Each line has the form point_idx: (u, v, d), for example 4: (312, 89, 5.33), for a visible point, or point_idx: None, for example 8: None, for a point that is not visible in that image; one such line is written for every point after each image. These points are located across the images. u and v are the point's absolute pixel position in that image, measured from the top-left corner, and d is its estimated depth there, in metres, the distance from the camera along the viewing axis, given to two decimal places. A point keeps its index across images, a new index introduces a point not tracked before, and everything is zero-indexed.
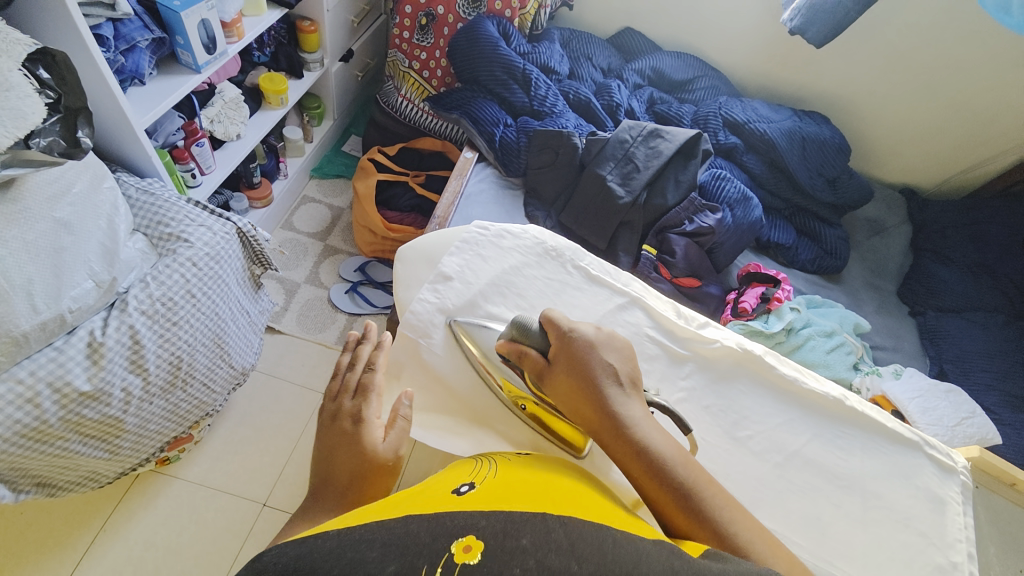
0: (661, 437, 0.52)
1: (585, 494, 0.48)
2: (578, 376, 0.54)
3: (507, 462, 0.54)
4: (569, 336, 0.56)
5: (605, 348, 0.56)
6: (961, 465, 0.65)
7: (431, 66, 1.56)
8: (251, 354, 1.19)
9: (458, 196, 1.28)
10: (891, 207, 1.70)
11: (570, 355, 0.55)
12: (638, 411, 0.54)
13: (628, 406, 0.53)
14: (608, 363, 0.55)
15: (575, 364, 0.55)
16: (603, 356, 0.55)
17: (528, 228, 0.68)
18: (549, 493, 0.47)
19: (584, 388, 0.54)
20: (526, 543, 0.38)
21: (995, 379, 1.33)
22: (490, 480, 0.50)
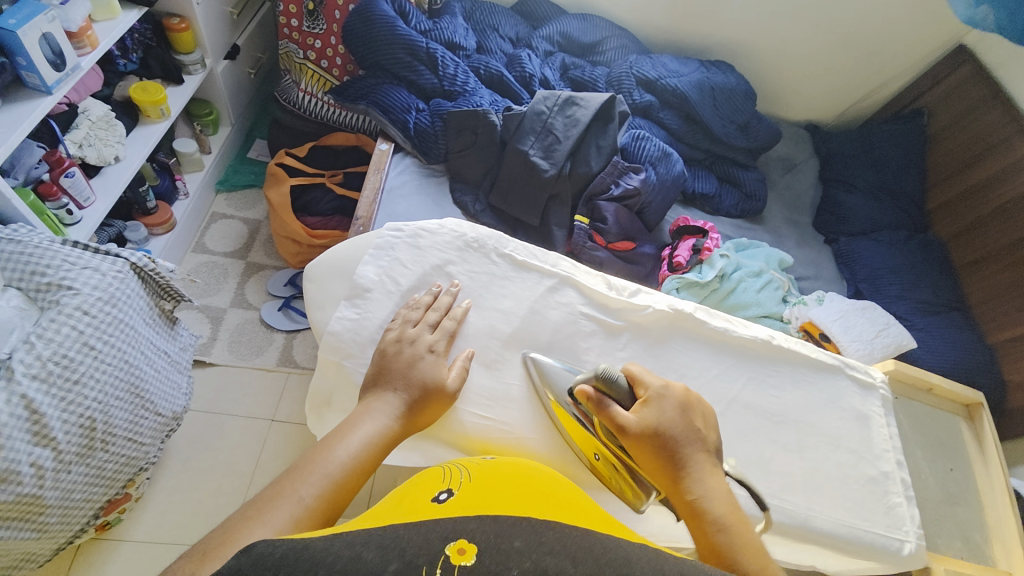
0: (734, 523, 0.47)
1: (581, 504, 0.45)
2: (657, 440, 0.51)
3: (480, 465, 0.49)
4: (658, 393, 0.53)
5: (695, 412, 0.54)
6: (879, 380, 0.71)
7: (328, 54, 1.45)
8: (181, 395, 1.09)
9: (379, 191, 1.21)
10: (799, 144, 1.81)
11: (653, 415, 0.52)
12: (720, 490, 0.49)
13: (705, 477, 0.50)
14: (697, 427, 0.52)
15: (659, 425, 0.51)
16: (691, 419, 0.52)
17: (445, 221, 0.64)
18: (535, 499, 0.43)
19: (664, 454, 0.50)
20: (519, 545, 0.35)
21: (903, 290, 1.47)
22: (469, 483, 0.45)
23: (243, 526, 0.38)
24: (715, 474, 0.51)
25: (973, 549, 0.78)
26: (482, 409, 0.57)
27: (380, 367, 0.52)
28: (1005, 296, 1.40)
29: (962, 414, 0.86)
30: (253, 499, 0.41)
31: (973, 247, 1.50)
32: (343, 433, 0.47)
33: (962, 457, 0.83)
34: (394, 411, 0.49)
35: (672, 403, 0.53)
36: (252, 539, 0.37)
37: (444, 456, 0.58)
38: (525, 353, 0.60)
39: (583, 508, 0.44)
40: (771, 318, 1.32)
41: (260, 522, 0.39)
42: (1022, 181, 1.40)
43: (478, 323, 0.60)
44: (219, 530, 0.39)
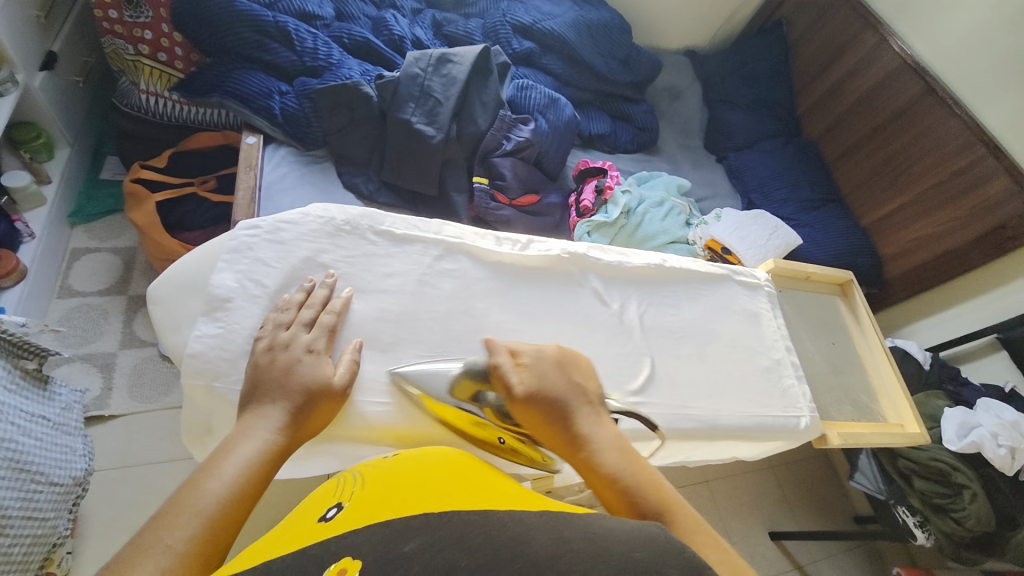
0: (631, 467, 0.49)
1: (479, 485, 0.47)
2: (549, 409, 0.52)
3: (376, 468, 0.50)
4: (535, 359, 0.54)
5: (571, 367, 0.55)
6: (762, 279, 0.79)
7: (166, 46, 1.24)
8: (80, 457, 0.96)
9: (257, 189, 1.08)
10: (681, 70, 1.87)
11: (534, 381, 0.52)
12: (613, 440, 0.52)
13: (596, 432, 0.52)
14: (576, 383, 0.54)
15: (543, 390, 0.52)
16: (568, 375, 0.54)
17: (308, 209, 0.58)
18: (425, 488, 0.45)
19: (552, 412, 0.52)
20: (411, 548, 0.35)
21: (787, 193, 1.62)
22: (361, 492, 0.46)
23: None
24: (605, 424, 0.53)
25: (861, 408, 0.87)
26: (384, 397, 0.54)
27: (254, 381, 0.48)
28: (870, 180, 1.57)
29: (837, 293, 0.96)
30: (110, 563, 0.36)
31: (841, 142, 1.66)
32: (216, 463, 0.43)
33: (840, 332, 0.93)
34: (277, 423, 0.46)
35: (548, 363, 0.54)
36: None
37: (357, 452, 0.55)
38: (422, 330, 0.58)
39: (483, 488, 0.46)
40: (678, 243, 1.41)
41: None
42: (872, 74, 1.56)
43: (366, 309, 0.56)
44: None
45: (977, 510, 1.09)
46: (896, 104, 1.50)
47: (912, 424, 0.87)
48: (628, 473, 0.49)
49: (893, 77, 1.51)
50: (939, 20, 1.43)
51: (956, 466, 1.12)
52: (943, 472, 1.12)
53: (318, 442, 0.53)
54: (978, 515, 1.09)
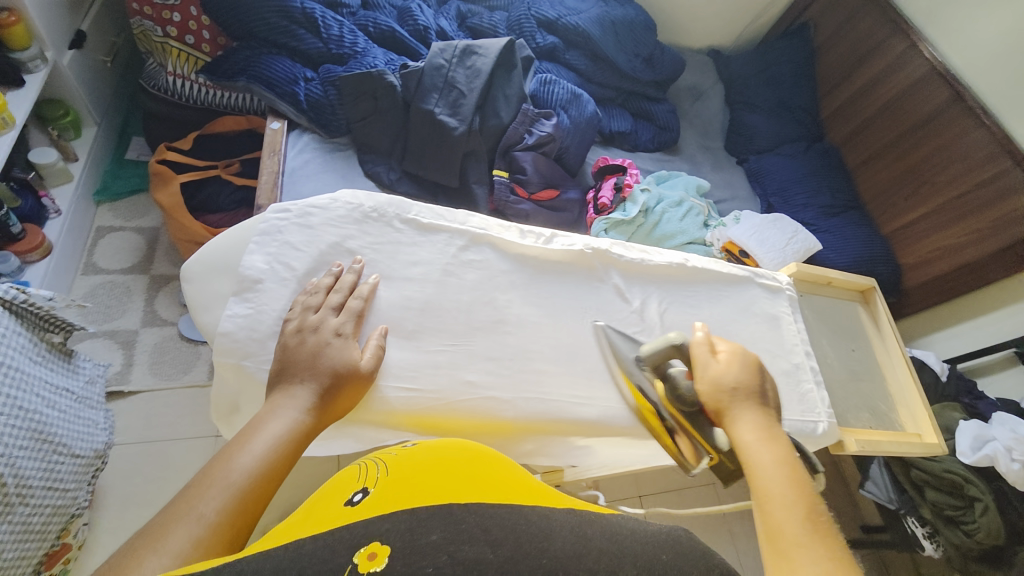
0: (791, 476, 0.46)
1: (500, 479, 0.47)
2: (731, 397, 0.52)
3: (397, 457, 0.51)
4: (732, 354, 0.55)
5: (762, 374, 0.55)
6: (785, 283, 0.78)
7: (193, 28, 1.25)
8: (101, 431, 1.00)
9: (280, 174, 1.10)
10: (703, 70, 1.87)
11: (726, 368, 0.54)
12: (779, 448, 0.49)
13: (764, 430, 0.50)
14: (762, 387, 0.54)
15: (729, 379, 0.53)
16: (758, 379, 0.54)
17: (337, 194, 0.58)
18: (446, 479, 0.45)
19: (730, 400, 0.52)
20: (436, 538, 0.36)
21: (808, 198, 1.60)
22: (386, 480, 0.47)
23: (133, 560, 0.34)
24: (778, 431, 0.51)
25: (879, 416, 0.86)
26: (406, 383, 0.54)
27: (282, 362, 0.49)
28: (893, 187, 1.55)
29: (858, 300, 0.95)
30: (144, 529, 0.37)
31: (864, 147, 1.64)
32: (246, 439, 0.44)
33: (860, 339, 0.92)
34: (305, 403, 0.47)
35: (740, 360, 0.55)
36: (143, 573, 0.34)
37: (377, 436, 0.56)
38: (445, 319, 0.58)
39: (503, 482, 0.47)
40: (695, 244, 1.41)
41: (153, 552, 0.35)
42: (900, 79, 1.53)
43: (391, 296, 0.57)
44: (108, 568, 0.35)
45: (988, 523, 1.08)
46: (922, 111, 1.48)
47: (930, 434, 0.86)
48: (783, 478, 0.46)
49: (919, 84, 1.48)
50: (970, 26, 1.39)
51: (968, 479, 1.10)
52: (956, 484, 1.11)
53: (341, 423, 0.54)
54: (988, 529, 1.08)
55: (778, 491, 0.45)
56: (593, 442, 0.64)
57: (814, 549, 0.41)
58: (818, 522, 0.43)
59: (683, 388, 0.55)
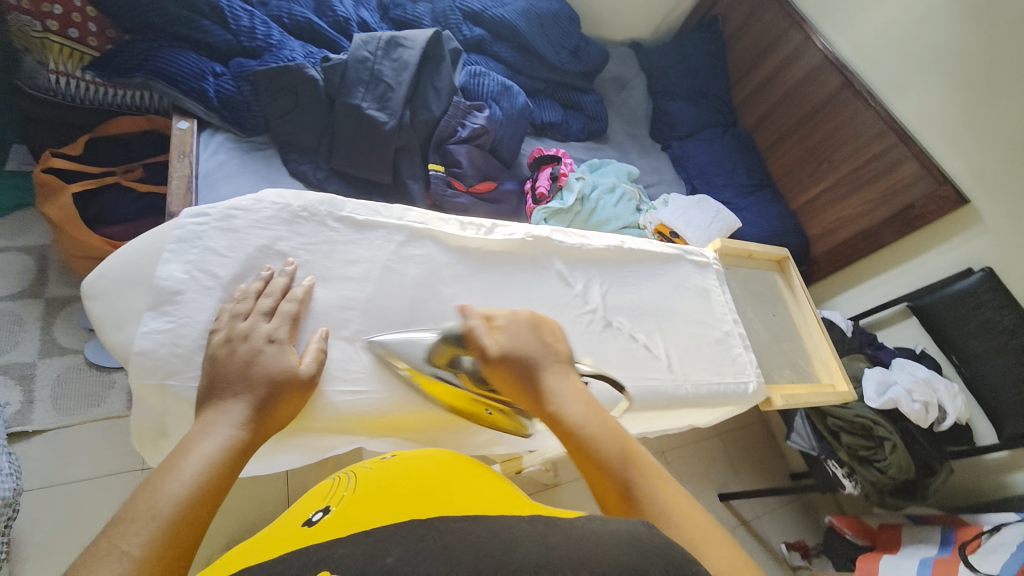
0: (598, 424, 0.48)
1: (461, 484, 0.52)
2: (522, 368, 0.51)
3: (367, 474, 0.57)
4: (508, 322, 0.53)
5: (543, 330, 0.54)
6: (711, 258, 0.84)
7: (77, 21, 1.10)
8: (7, 477, 0.91)
9: (192, 177, 1.01)
10: (627, 61, 1.95)
11: (508, 342, 0.51)
12: (579, 397, 0.50)
13: (564, 389, 0.50)
14: (546, 344, 0.53)
15: (514, 350, 0.51)
16: (542, 336, 0.53)
17: (261, 194, 0.55)
18: (404, 491, 0.50)
19: (523, 374, 0.51)
20: (393, 560, 0.35)
21: (726, 179, 1.74)
22: (346, 500, 0.52)
23: None
24: (574, 382, 0.52)
25: (799, 371, 0.94)
26: (353, 386, 0.52)
27: (212, 377, 0.45)
28: (798, 166, 1.72)
29: (775, 269, 1.03)
30: None
31: (771, 131, 1.80)
32: (174, 463, 0.40)
33: (778, 304, 1.00)
34: (241, 417, 0.44)
35: (522, 326, 0.53)
36: None
37: (325, 443, 0.54)
38: (390, 316, 0.56)
39: (462, 485, 0.52)
40: (630, 228, 1.48)
41: None
42: (799, 67, 1.69)
43: (330, 297, 0.54)
44: None
45: (897, 458, 1.23)
46: (820, 95, 1.63)
47: (842, 383, 0.94)
48: (592, 428, 0.48)
49: (815, 72, 1.64)
50: (857, 18, 1.56)
51: (876, 421, 1.25)
52: (867, 427, 1.26)
53: (286, 434, 0.51)
54: (898, 463, 1.23)
55: (595, 448, 0.47)
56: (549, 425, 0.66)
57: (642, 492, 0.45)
58: (630, 456, 0.47)
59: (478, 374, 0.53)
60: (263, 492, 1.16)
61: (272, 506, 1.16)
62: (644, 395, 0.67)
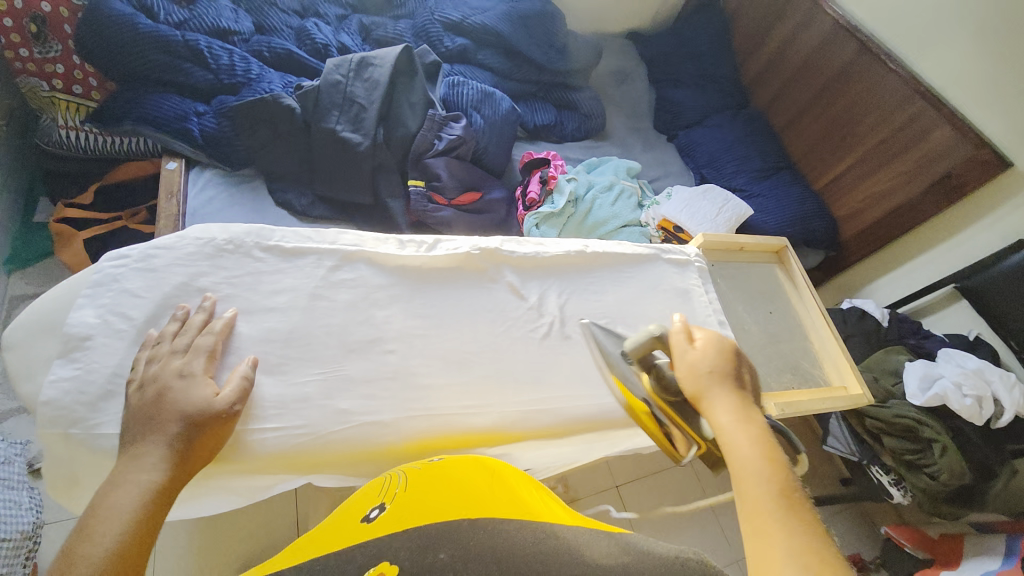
0: (765, 456, 0.47)
1: (478, 487, 0.52)
2: (711, 383, 0.52)
3: (417, 469, 0.56)
4: (710, 340, 0.56)
5: (738, 359, 0.55)
6: (691, 255, 0.77)
7: (79, 77, 1.16)
8: (28, 510, 0.94)
9: (181, 216, 1.05)
10: (625, 53, 1.88)
11: (707, 355, 0.54)
12: (756, 430, 0.49)
13: (740, 416, 0.50)
14: (738, 371, 0.54)
15: (708, 364, 0.53)
16: (736, 364, 0.54)
17: (186, 231, 0.56)
18: (456, 488, 0.50)
19: (713, 386, 0.52)
20: (445, 557, 0.39)
21: (738, 165, 1.62)
22: (401, 494, 0.51)
23: None
24: (754, 413, 0.51)
25: (803, 375, 0.84)
26: (270, 423, 0.52)
27: (128, 421, 0.46)
28: (818, 143, 1.58)
29: (773, 260, 0.93)
30: None
31: (786, 109, 1.68)
32: (93, 518, 0.41)
33: (778, 299, 0.91)
34: (159, 459, 0.45)
35: (720, 349, 0.55)
36: None
37: (247, 484, 0.54)
38: (315, 346, 0.56)
39: (499, 487, 0.52)
40: (631, 227, 1.41)
41: None
42: (811, 36, 1.56)
43: (252, 330, 0.54)
44: None
45: (949, 463, 1.07)
46: (835, 64, 1.50)
47: (855, 385, 0.83)
48: (759, 459, 0.47)
49: (828, 41, 1.50)
50: None
51: (921, 420, 1.11)
52: (909, 428, 1.11)
53: (203, 476, 0.52)
54: (950, 469, 1.07)
55: (752, 474, 0.46)
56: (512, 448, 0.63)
57: (791, 531, 0.42)
58: (789, 500, 0.44)
59: (668, 379, 0.55)
60: (273, 514, 1.18)
61: (283, 529, 1.17)
62: (604, 414, 0.63)
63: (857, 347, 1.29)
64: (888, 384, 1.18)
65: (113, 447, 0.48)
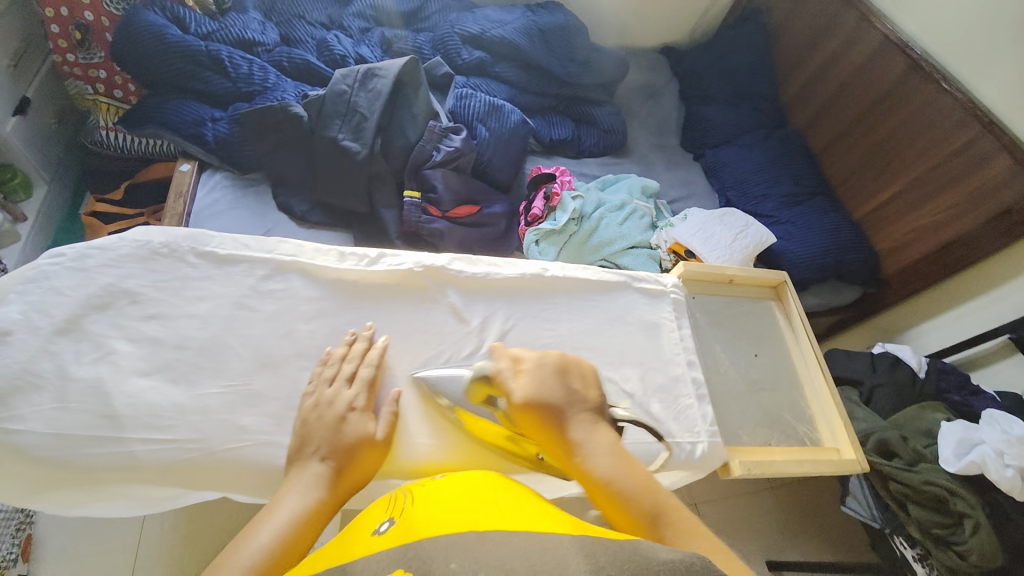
0: (628, 473, 0.51)
1: (524, 503, 0.49)
2: (549, 411, 0.53)
3: (421, 486, 0.53)
4: (536, 364, 0.56)
5: (570, 373, 0.56)
6: (667, 286, 0.72)
7: (118, 82, 1.27)
8: None
9: (184, 216, 1.10)
10: (656, 68, 1.81)
11: (534, 387, 0.54)
12: (606, 448, 0.52)
13: (590, 438, 0.52)
14: (574, 389, 0.55)
15: (542, 396, 0.53)
16: (568, 381, 0.55)
17: (126, 233, 0.59)
18: (474, 503, 0.47)
19: (552, 419, 0.53)
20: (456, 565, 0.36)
21: (768, 188, 1.50)
22: (409, 508, 0.48)
23: None
24: (600, 428, 0.54)
25: (781, 429, 0.78)
26: (159, 434, 0.52)
27: (305, 434, 0.54)
28: (859, 169, 1.44)
29: (769, 296, 0.85)
30: None
31: (826, 130, 1.54)
32: (265, 518, 0.48)
33: (766, 341, 0.83)
34: (318, 478, 0.51)
35: (549, 371, 0.55)
36: None
37: (146, 492, 0.54)
38: (228, 357, 0.57)
39: (539, 512, 0.48)
40: (639, 248, 1.33)
41: None
42: (857, 53, 1.42)
43: (166, 333, 0.57)
44: None
45: (981, 543, 0.93)
46: (883, 84, 1.36)
47: (847, 449, 0.74)
48: (622, 478, 0.50)
49: (875, 58, 1.37)
50: None
51: (953, 491, 0.96)
52: (939, 498, 0.97)
53: (90, 481, 0.52)
54: (982, 550, 0.93)
55: (626, 499, 0.49)
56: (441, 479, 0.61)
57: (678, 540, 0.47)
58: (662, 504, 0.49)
59: (509, 416, 0.56)
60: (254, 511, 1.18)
61: None
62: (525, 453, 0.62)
63: (886, 399, 1.15)
64: (918, 445, 1.04)
65: (13, 442, 0.49)
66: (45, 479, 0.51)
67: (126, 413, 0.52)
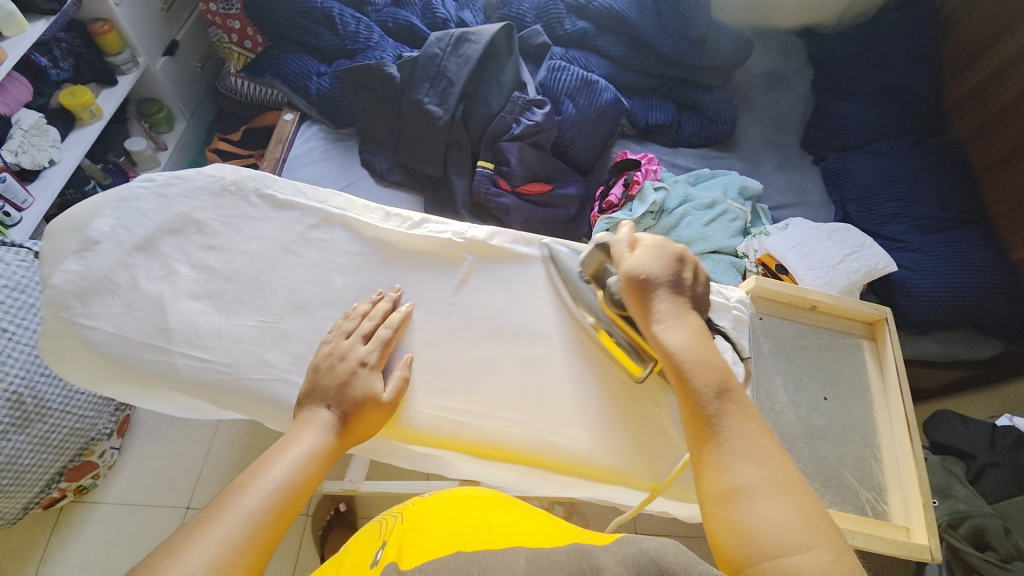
0: (700, 357, 0.53)
1: (503, 513, 0.52)
2: (649, 289, 0.56)
3: (412, 507, 0.57)
4: (653, 245, 0.59)
5: (681, 264, 0.59)
6: (731, 300, 0.69)
7: (249, 34, 1.38)
8: None
9: (280, 161, 1.20)
10: (787, 53, 1.58)
11: (647, 260, 0.57)
12: (688, 332, 0.54)
13: (678, 321, 0.55)
14: (678, 276, 0.58)
15: (647, 272, 0.57)
16: (676, 268, 0.58)
17: (203, 169, 0.68)
18: (455, 519, 0.50)
19: (649, 295, 0.56)
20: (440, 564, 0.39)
21: (901, 206, 1.25)
22: (400, 528, 0.52)
23: (186, 544, 0.43)
24: (691, 316, 0.56)
25: (844, 490, 0.66)
26: (200, 352, 0.59)
27: (311, 387, 0.56)
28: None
29: (859, 334, 0.76)
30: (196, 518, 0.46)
31: (993, 147, 1.27)
32: (280, 451, 0.51)
33: (845, 384, 0.73)
34: (327, 425, 0.54)
35: (661, 254, 0.58)
36: (194, 558, 0.42)
37: (183, 400, 0.61)
38: (267, 294, 0.63)
39: (518, 521, 0.50)
40: (723, 254, 1.18)
41: (200, 538, 0.43)
42: None
43: (220, 265, 0.64)
44: (166, 546, 0.43)
45: None
46: None
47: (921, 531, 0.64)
48: (691, 358, 0.53)
49: None
50: None
51: None
52: None
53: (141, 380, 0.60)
54: None
55: (691, 377, 0.52)
56: (446, 452, 0.60)
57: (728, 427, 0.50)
58: (726, 395, 0.52)
59: (614, 291, 0.60)
60: None
61: None
62: (535, 445, 0.60)
63: (997, 481, 0.96)
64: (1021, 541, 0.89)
65: (86, 334, 0.58)
66: (108, 372, 0.59)
67: (176, 328, 0.60)
